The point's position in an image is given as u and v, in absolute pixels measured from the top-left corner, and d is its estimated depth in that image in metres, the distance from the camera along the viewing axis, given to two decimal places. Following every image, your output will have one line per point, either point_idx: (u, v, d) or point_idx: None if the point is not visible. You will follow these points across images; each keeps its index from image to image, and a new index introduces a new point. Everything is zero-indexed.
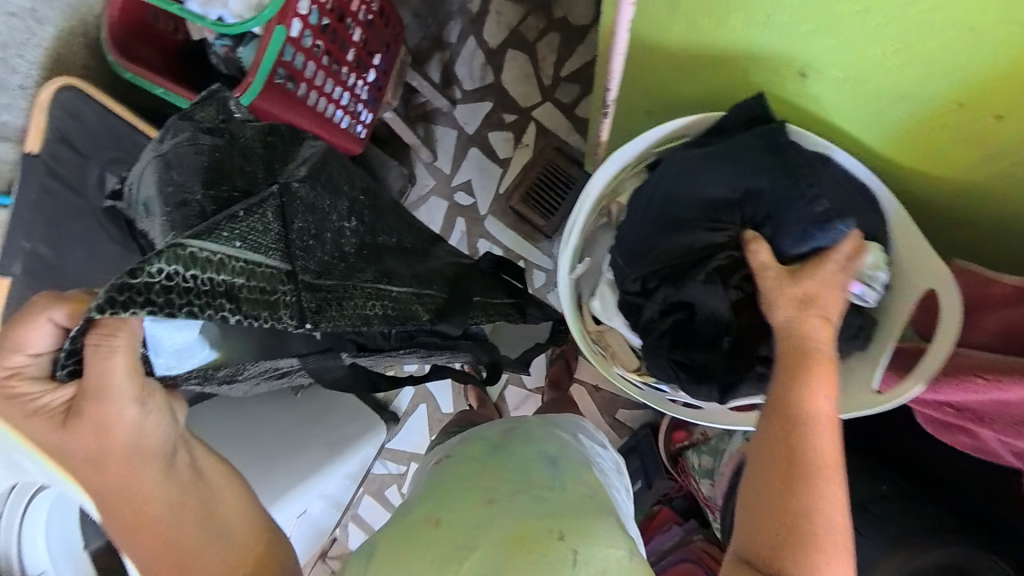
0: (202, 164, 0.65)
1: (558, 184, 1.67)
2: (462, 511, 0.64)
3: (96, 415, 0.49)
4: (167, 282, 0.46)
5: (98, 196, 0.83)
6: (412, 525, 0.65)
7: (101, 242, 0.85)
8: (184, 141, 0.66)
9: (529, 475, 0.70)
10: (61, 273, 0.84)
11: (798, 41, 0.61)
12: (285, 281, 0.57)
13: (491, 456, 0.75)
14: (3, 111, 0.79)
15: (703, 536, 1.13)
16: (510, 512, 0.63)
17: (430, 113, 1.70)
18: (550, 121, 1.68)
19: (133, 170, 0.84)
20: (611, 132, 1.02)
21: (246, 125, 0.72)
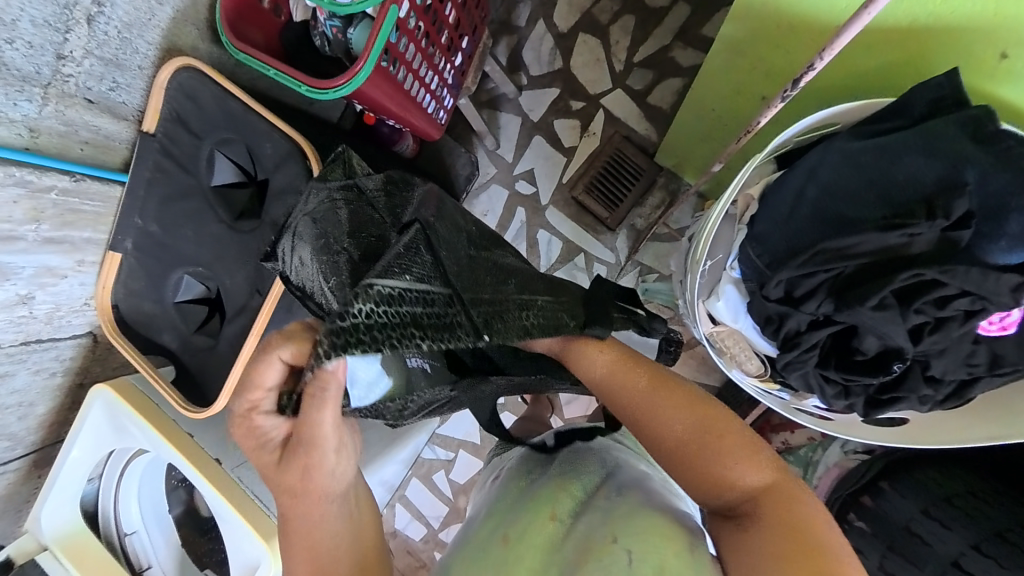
0: (347, 217, 0.68)
1: (625, 175, 1.61)
2: (523, 527, 0.61)
3: (305, 462, 0.55)
4: (363, 323, 0.46)
5: (206, 175, 0.86)
6: (480, 549, 0.63)
7: (207, 221, 0.87)
8: (321, 204, 0.70)
9: (590, 485, 0.67)
10: (173, 248, 0.88)
11: (993, 22, 0.55)
12: (454, 302, 0.57)
13: (553, 470, 0.72)
14: (124, 90, 0.82)
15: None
16: (575, 531, 0.59)
17: (496, 98, 1.66)
18: (620, 109, 1.62)
19: (242, 153, 0.86)
20: (714, 115, 0.96)
21: (365, 179, 0.76)
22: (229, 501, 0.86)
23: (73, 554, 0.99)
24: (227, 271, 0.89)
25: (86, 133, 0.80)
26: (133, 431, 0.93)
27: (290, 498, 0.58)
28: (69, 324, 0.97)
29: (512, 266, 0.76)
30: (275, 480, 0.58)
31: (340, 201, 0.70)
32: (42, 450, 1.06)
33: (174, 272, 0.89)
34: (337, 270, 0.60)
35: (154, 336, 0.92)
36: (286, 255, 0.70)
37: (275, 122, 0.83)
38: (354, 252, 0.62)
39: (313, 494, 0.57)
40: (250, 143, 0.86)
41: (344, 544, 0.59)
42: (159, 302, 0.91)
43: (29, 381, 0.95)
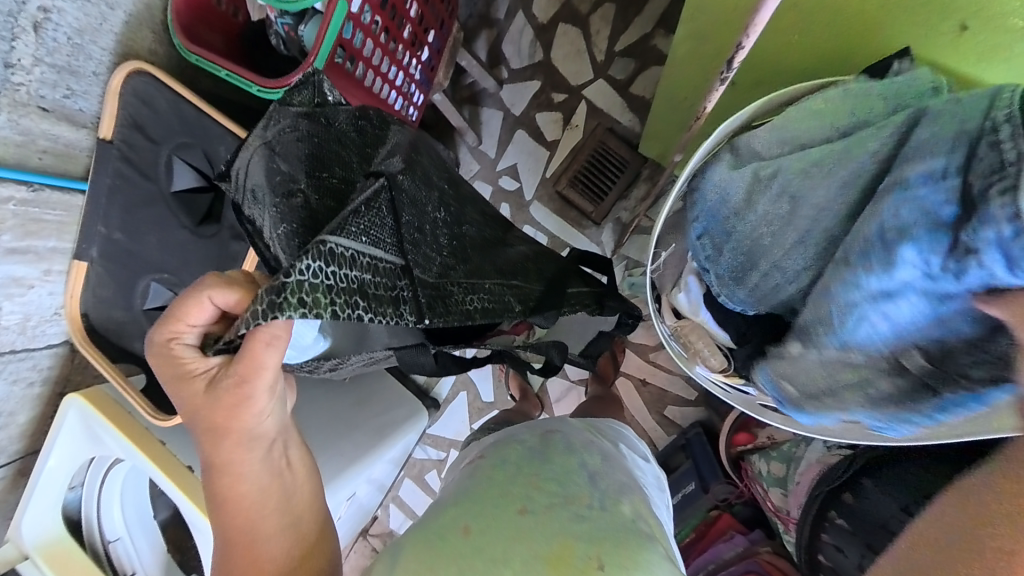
0: (309, 147, 0.66)
1: (609, 167, 1.58)
2: (494, 521, 0.60)
3: (235, 400, 0.54)
4: (308, 283, 0.45)
5: (166, 180, 0.85)
6: (435, 534, 0.61)
7: (170, 227, 0.86)
8: (287, 129, 0.66)
9: (570, 487, 0.65)
10: (138, 255, 0.87)
11: None
12: (401, 276, 0.60)
13: (527, 460, 0.70)
14: (81, 98, 0.82)
15: (769, 548, 1.03)
16: (550, 528, 0.59)
17: (476, 94, 1.64)
18: (602, 100, 1.59)
19: (200, 157, 0.84)
20: (682, 101, 0.95)
21: (338, 111, 0.71)
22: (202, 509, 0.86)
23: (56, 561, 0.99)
24: (193, 276, 0.88)
25: (44, 142, 0.79)
26: (108, 440, 0.93)
27: (211, 438, 0.57)
28: (44, 334, 0.97)
29: (474, 237, 0.78)
30: (191, 414, 0.57)
31: (313, 128, 0.68)
32: (25, 459, 1.06)
33: (140, 280, 0.88)
34: (291, 217, 0.60)
35: (125, 344, 0.92)
36: (238, 178, 0.65)
37: (228, 123, 0.81)
38: (312, 199, 0.62)
39: (234, 435, 0.57)
40: (208, 147, 0.84)
41: (270, 498, 0.60)
42: (127, 310, 0.90)
43: (6, 391, 0.95)
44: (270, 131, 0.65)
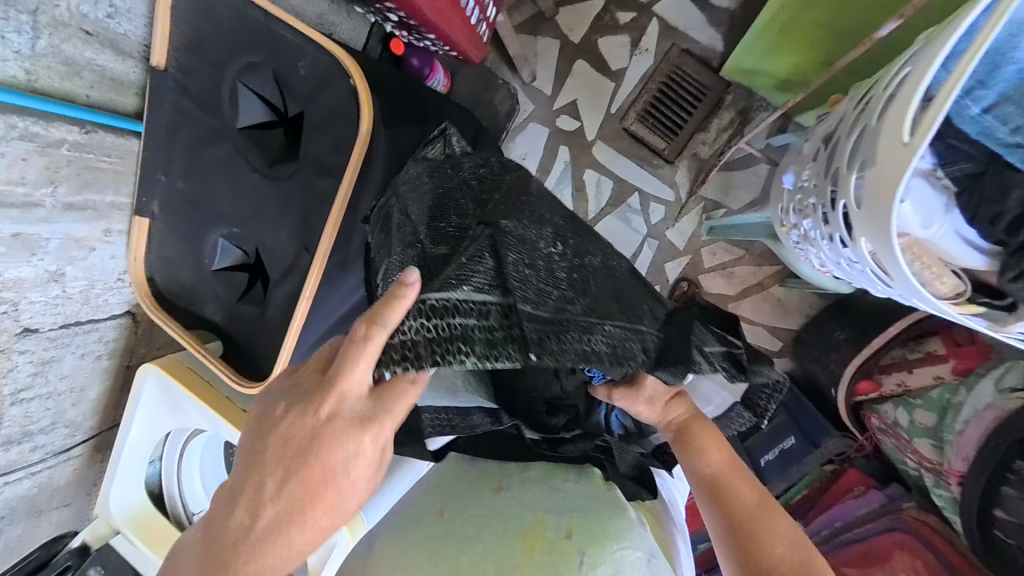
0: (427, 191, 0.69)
1: (684, 97, 1.40)
2: (469, 498, 0.58)
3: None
4: (400, 345, 0.48)
5: (231, 114, 0.71)
6: (412, 520, 0.57)
7: (238, 171, 0.74)
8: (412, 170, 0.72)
9: (538, 473, 0.62)
10: (205, 207, 0.76)
11: None
12: (508, 330, 0.51)
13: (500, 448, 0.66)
14: (125, 18, 0.68)
15: (914, 504, 0.93)
16: (524, 505, 0.57)
17: (531, 20, 1.44)
18: (676, 17, 1.39)
19: (269, 81, 0.71)
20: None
21: (463, 160, 0.72)
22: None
23: (147, 535, 0.96)
24: (267, 227, 0.76)
25: (90, 74, 0.67)
26: (188, 411, 0.86)
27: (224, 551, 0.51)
28: (106, 303, 0.89)
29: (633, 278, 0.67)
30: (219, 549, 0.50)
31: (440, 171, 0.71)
32: (101, 435, 1.01)
33: (208, 235, 0.77)
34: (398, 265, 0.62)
35: (197, 309, 0.83)
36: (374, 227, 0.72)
37: (300, 25, 0.68)
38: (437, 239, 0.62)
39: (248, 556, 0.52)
40: (280, 66, 0.71)
41: None
42: (196, 271, 0.80)
43: (76, 365, 0.88)
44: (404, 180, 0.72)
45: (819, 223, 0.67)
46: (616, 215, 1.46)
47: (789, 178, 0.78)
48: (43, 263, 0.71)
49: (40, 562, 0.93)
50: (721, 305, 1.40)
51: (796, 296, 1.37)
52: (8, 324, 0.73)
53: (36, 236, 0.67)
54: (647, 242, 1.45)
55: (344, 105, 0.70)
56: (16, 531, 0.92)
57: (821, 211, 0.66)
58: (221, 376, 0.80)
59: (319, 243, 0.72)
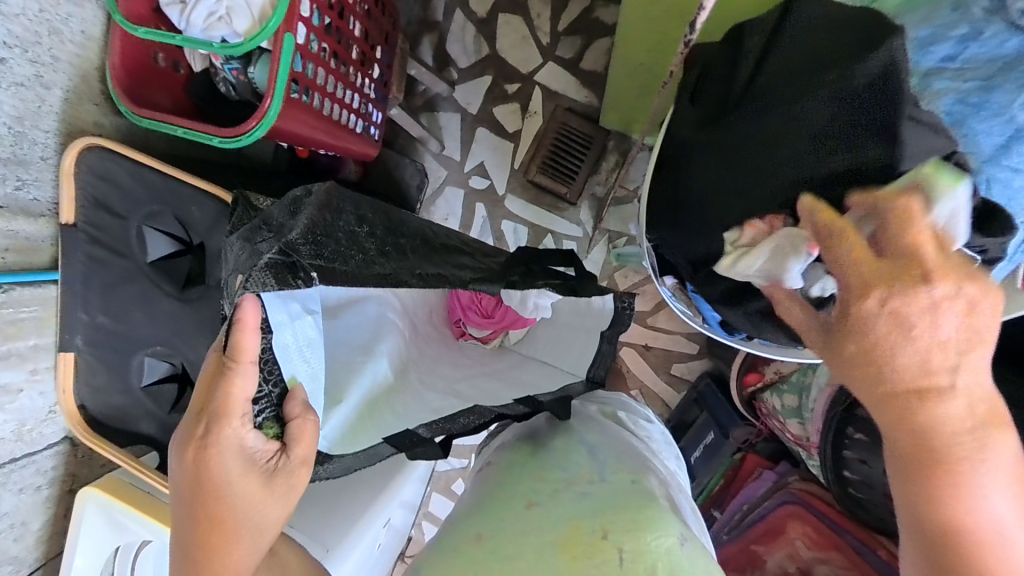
0: (251, 238, 0.65)
1: (574, 147, 1.59)
2: (502, 520, 0.65)
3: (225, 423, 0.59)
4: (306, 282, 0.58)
5: (140, 252, 0.81)
6: (453, 550, 0.63)
7: (157, 297, 0.82)
8: (244, 231, 0.68)
9: (571, 471, 0.71)
10: (129, 334, 0.83)
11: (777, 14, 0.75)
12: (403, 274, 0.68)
13: (537, 459, 0.76)
14: (33, 187, 0.77)
15: (799, 477, 1.08)
16: (556, 512, 0.63)
17: (431, 99, 1.62)
18: (555, 82, 1.60)
19: (172, 222, 0.81)
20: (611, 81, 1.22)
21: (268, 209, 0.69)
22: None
23: None
24: (191, 340, 0.84)
25: (4, 240, 0.75)
26: (136, 528, 0.86)
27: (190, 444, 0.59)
28: (41, 435, 0.92)
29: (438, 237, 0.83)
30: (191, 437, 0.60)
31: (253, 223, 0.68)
32: (49, 564, 1.02)
33: (135, 358, 0.85)
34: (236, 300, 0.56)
35: (132, 427, 0.88)
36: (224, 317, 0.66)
37: (195, 180, 0.80)
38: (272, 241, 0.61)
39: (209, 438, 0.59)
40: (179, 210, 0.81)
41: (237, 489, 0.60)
42: (127, 393, 0.86)
43: (15, 502, 0.91)
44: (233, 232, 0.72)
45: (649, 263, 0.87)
46: None
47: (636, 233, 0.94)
48: None
49: None
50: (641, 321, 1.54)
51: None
52: None
53: None
54: None
55: None
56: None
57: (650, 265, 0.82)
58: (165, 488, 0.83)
59: None
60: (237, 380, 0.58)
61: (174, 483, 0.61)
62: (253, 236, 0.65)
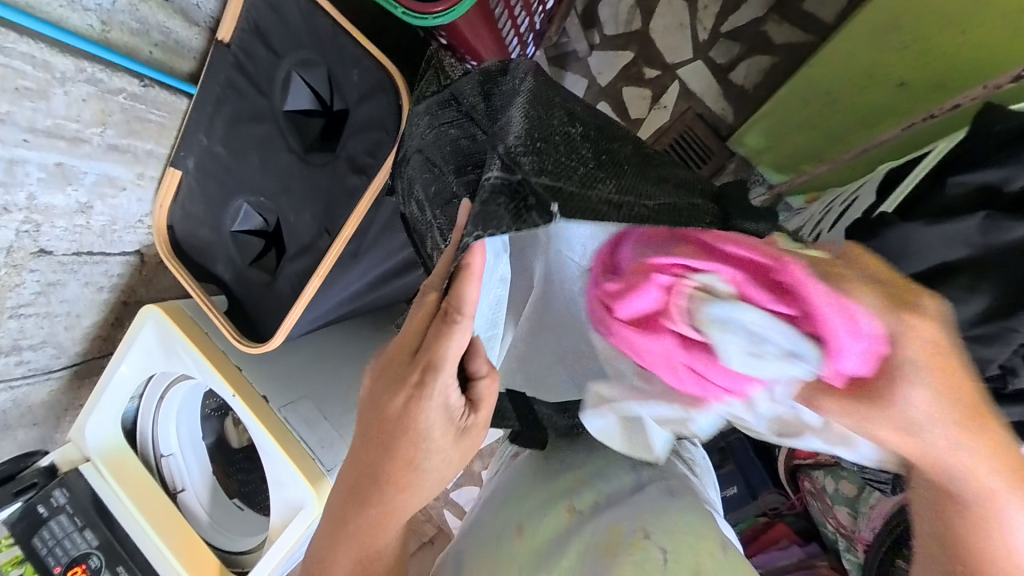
0: (449, 117, 0.62)
1: (692, 157, 1.50)
2: (550, 522, 0.62)
3: (442, 380, 0.47)
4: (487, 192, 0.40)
5: (280, 99, 0.78)
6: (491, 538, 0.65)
7: (276, 148, 0.80)
8: (431, 103, 0.67)
9: (612, 481, 0.65)
10: (237, 172, 0.82)
11: None
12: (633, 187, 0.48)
13: (568, 458, 0.70)
14: None
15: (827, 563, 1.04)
16: (598, 519, 0.60)
17: (565, 56, 1.55)
18: (697, 83, 1.51)
19: (322, 78, 0.76)
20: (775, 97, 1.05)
21: (465, 83, 0.65)
22: (280, 444, 0.80)
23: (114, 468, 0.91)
24: (292, 205, 0.80)
25: (157, 35, 0.74)
26: (185, 359, 0.86)
27: (384, 389, 0.50)
28: (120, 241, 0.92)
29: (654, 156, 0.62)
30: (390, 388, 0.49)
31: (449, 100, 0.65)
32: (85, 363, 1.04)
33: (234, 201, 0.83)
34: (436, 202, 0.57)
35: (208, 264, 0.87)
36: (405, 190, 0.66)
37: (359, 35, 0.73)
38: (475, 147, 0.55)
39: (418, 390, 0.48)
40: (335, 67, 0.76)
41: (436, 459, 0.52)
42: (213, 230, 0.85)
43: (78, 293, 0.93)
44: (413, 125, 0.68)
45: None
46: None
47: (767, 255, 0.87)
48: (76, 195, 0.77)
49: (7, 474, 0.89)
50: None
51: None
52: (26, 243, 0.77)
53: (76, 170, 0.74)
54: None
55: (384, 117, 0.75)
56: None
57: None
58: (224, 330, 0.82)
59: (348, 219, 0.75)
60: (457, 336, 0.45)
61: (362, 406, 0.52)
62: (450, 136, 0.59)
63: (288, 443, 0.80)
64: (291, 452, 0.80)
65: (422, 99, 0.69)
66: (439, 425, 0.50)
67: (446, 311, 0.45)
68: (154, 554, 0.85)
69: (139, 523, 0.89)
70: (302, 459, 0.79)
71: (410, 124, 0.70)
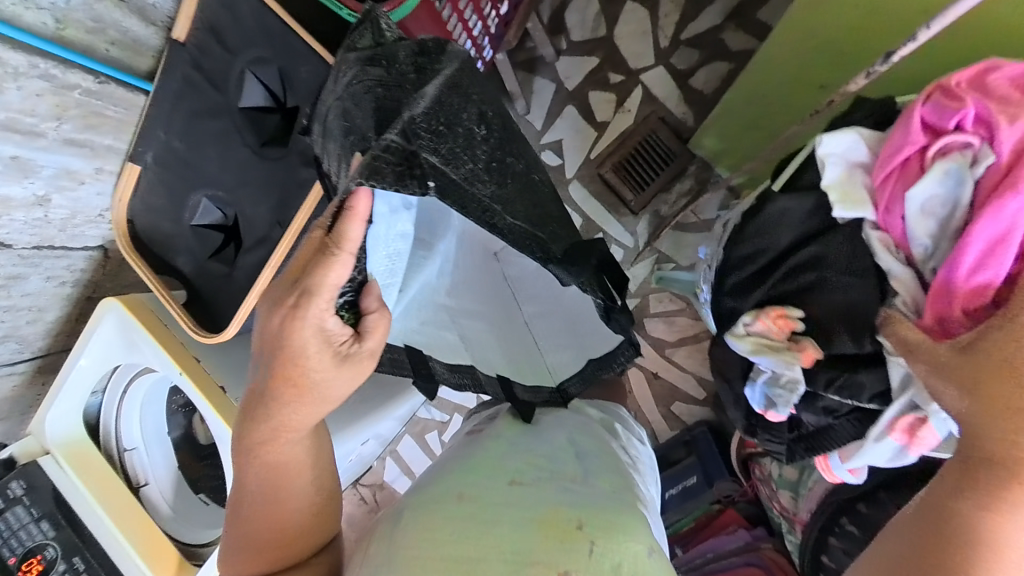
0: (370, 78, 0.64)
1: (655, 158, 1.55)
2: (488, 487, 0.64)
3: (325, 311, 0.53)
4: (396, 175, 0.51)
5: (235, 95, 0.81)
6: (435, 500, 0.63)
7: (233, 143, 0.83)
8: (361, 62, 0.66)
9: (559, 464, 0.68)
10: (195, 167, 0.84)
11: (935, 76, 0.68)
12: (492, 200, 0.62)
13: (518, 441, 0.73)
14: None
15: (771, 545, 1.11)
16: (538, 498, 0.61)
17: (533, 61, 1.60)
18: (659, 87, 1.57)
19: (274, 75, 0.81)
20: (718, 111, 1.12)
21: (397, 47, 0.68)
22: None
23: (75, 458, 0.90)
24: (252, 198, 0.85)
25: (114, 33, 0.77)
26: (145, 349, 0.87)
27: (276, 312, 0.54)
28: (82, 234, 0.94)
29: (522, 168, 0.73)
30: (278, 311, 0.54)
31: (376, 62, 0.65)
32: (48, 357, 1.05)
33: (192, 195, 0.86)
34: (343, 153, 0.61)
35: (168, 257, 0.89)
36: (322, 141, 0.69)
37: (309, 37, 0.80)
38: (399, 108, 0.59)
39: (295, 311, 0.52)
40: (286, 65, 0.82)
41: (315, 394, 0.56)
42: (173, 223, 0.87)
43: (40, 287, 0.94)
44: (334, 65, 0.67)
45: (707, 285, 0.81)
46: None
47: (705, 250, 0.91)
48: (34, 187, 0.78)
49: None
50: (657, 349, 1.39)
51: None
52: None
53: (33, 163, 0.76)
54: None
55: None
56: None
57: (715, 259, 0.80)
58: (181, 322, 0.84)
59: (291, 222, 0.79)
60: (335, 267, 0.51)
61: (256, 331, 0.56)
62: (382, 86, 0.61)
63: None
64: None
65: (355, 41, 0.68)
66: (315, 348, 0.54)
67: (329, 244, 0.50)
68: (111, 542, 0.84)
69: (99, 514, 0.86)
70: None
71: (335, 72, 0.71)
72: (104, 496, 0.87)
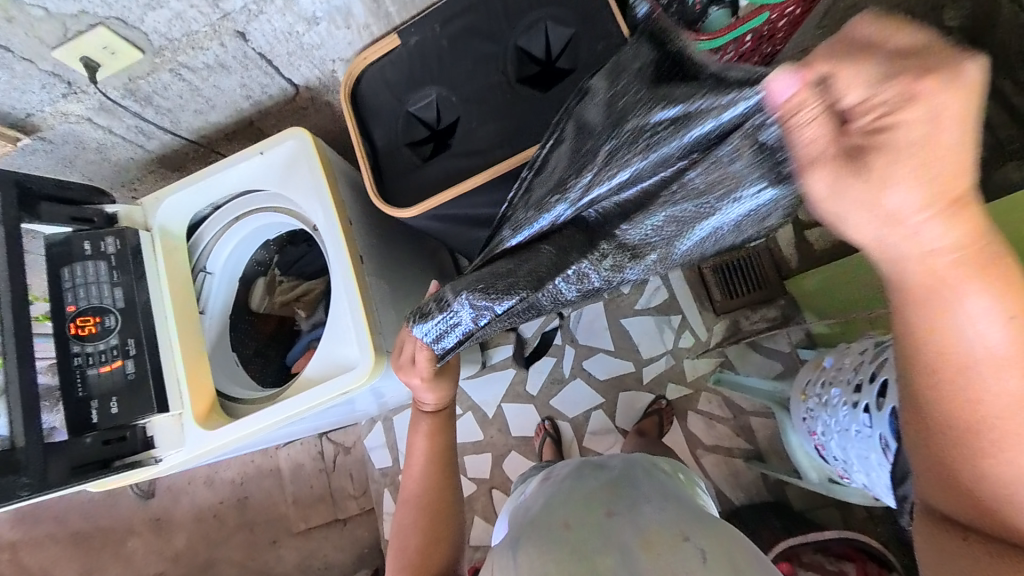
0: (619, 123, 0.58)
1: (750, 277, 1.46)
2: (585, 521, 0.63)
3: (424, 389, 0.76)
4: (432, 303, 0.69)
5: (517, 32, 0.86)
6: (539, 532, 0.64)
7: (492, 67, 0.87)
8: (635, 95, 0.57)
9: (644, 489, 0.67)
10: (445, 68, 0.89)
11: None
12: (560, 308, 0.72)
13: (600, 474, 0.72)
14: None
15: None
16: (638, 525, 0.60)
17: None
18: None
19: (563, 35, 0.84)
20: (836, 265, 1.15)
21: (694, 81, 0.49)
22: (361, 301, 0.78)
23: (166, 248, 0.85)
24: (480, 116, 0.86)
25: None
26: (304, 186, 0.85)
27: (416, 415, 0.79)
28: (294, 68, 0.95)
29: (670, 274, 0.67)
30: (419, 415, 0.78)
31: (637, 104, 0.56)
32: (183, 147, 1.05)
33: (427, 88, 0.89)
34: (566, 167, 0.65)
35: (369, 126, 0.91)
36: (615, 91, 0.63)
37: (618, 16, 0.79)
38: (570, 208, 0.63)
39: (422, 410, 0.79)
40: (581, 34, 0.83)
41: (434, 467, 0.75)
42: (393, 102, 0.91)
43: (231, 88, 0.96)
44: (620, 87, 0.61)
45: (847, 391, 0.78)
46: (654, 319, 1.53)
47: (830, 359, 0.90)
48: (315, 8, 0.83)
49: (74, 196, 0.79)
50: (690, 444, 1.45)
51: (755, 476, 1.39)
52: (242, 19, 0.81)
53: None
54: (664, 356, 1.51)
55: None
56: (46, 162, 0.95)
57: (853, 380, 0.77)
58: (368, 183, 0.87)
59: (523, 151, 0.81)
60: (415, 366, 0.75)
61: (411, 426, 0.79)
62: (584, 185, 0.58)
63: (367, 304, 0.79)
64: (366, 313, 0.78)
65: (638, 121, 0.54)
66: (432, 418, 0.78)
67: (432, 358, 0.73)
68: (166, 342, 0.78)
69: (164, 311, 0.80)
70: (373, 328, 0.78)
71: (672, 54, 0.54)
72: (177, 301, 0.82)
